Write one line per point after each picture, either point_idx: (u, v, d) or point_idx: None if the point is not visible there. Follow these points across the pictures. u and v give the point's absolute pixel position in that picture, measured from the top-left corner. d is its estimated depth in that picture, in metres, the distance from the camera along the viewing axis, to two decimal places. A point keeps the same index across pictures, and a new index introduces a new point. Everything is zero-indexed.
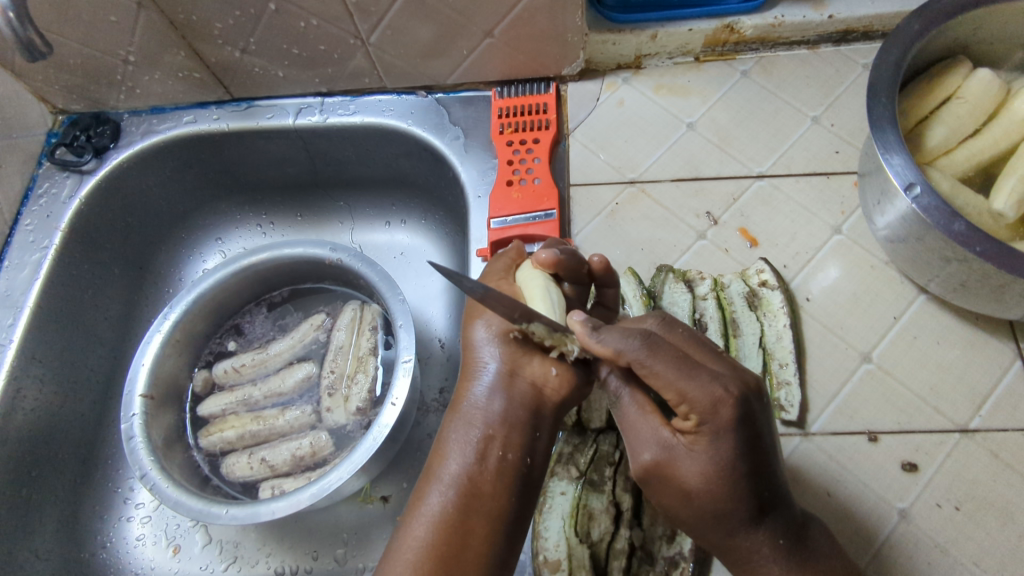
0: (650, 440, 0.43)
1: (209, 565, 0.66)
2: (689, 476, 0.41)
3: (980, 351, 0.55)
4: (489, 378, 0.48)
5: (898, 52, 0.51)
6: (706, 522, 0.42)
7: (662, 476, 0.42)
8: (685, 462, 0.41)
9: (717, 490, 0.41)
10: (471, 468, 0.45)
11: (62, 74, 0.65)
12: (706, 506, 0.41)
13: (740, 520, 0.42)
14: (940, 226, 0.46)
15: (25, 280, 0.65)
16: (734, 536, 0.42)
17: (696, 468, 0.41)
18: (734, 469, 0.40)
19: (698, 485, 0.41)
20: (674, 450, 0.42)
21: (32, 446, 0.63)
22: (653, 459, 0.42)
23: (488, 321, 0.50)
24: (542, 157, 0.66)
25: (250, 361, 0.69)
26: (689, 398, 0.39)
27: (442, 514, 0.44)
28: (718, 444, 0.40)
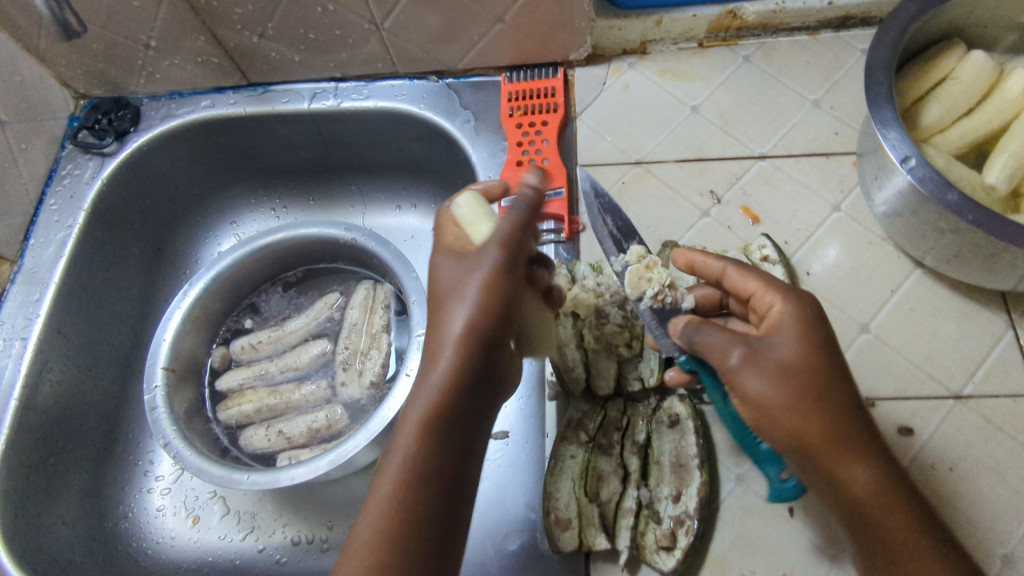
0: (731, 339, 0.44)
1: (227, 535, 0.68)
2: (788, 355, 0.42)
3: (974, 322, 0.57)
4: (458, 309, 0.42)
5: (895, 33, 0.53)
6: (811, 420, 0.40)
7: (751, 365, 0.42)
8: (776, 345, 0.43)
9: (811, 376, 0.41)
10: (430, 457, 0.40)
11: (86, 59, 0.68)
12: (806, 390, 0.41)
13: (839, 417, 0.41)
14: (934, 197, 0.48)
15: (50, 259, 0.67)
16: (840, 438, 0.40)
17: (788, 345, 0.42)
18: (821, 350, 0.42)
19: (792, 361, 0.42)
20: (763, 342, 0.43)
21: (57, 417, 0.65)
22: (741, 356, 0.43)
23: (478, 305, 0.42)
24: (550, 139, 0.68)
25: (267, 338, 0.72)
26: (771, 291, 0.45)
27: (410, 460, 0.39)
28: (801, 318, 0.43)
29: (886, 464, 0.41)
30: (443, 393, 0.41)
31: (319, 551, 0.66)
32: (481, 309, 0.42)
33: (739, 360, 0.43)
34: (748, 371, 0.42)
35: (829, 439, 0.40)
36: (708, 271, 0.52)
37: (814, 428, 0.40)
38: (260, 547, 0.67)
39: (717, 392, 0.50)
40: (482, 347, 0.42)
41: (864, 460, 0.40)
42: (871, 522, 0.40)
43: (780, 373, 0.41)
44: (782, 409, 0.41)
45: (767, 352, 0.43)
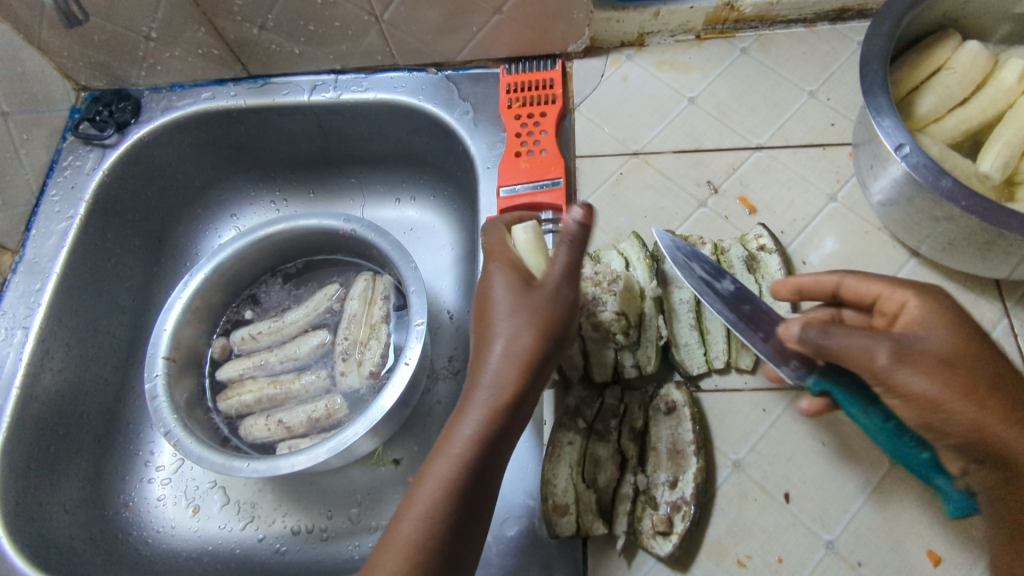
0: (874, 337, 0.41)
1: (227, 524, 0.68)
2: (937, 343, 0.40)
3: (969, 311, 0.57)
4: (502, 340, 0.45)
5: (890, 23, 0.54)
6: (989, 424, 0.39)
7: (905, 364, 0.40)
8: (927, 339, 0.41)
9: (966, 375, 0.40)
10: (474, 470, 0.43)
11: (86, 50, 0.68)
12: (960, 387, 0.39)
13: (1022, 413, 0.39)
14: (929, 183, 0.48)
15: (52, 249, 0.68)
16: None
17: (934, 338, 0.41)
18: (981, 347, 0.41)
19: (949, 356, 0.40)
20: (910, 341, 0.40)
21: (58, 407, 0.65)
22: (877, 351, 0.40)
23: (520, 327, 0.45)
24: (549, 130, 0.68)
25: (267, 328, 0.72)
26: (901, 290, 0.44)
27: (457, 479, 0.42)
28: (942, 310, 0.42)
29: (1010, 476, 0.40)
30: (489, 413, 0.43)
31: (319, 541, 0.67)
32: (521, 327, 0.45)
33: (889, 360, 0.40)
34: (902, 370, 0.39)
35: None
36: (822, 287, 0.51)
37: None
38: (260, 536, 0.67)
39: (854, 407, 0.46)
40: (519, 353, 0.44)
41: (1015, 473, 0.39)
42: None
43: (928, 372, 0.39)
44: (934, 405, 0.39)
45: (907, 348, 0.40)
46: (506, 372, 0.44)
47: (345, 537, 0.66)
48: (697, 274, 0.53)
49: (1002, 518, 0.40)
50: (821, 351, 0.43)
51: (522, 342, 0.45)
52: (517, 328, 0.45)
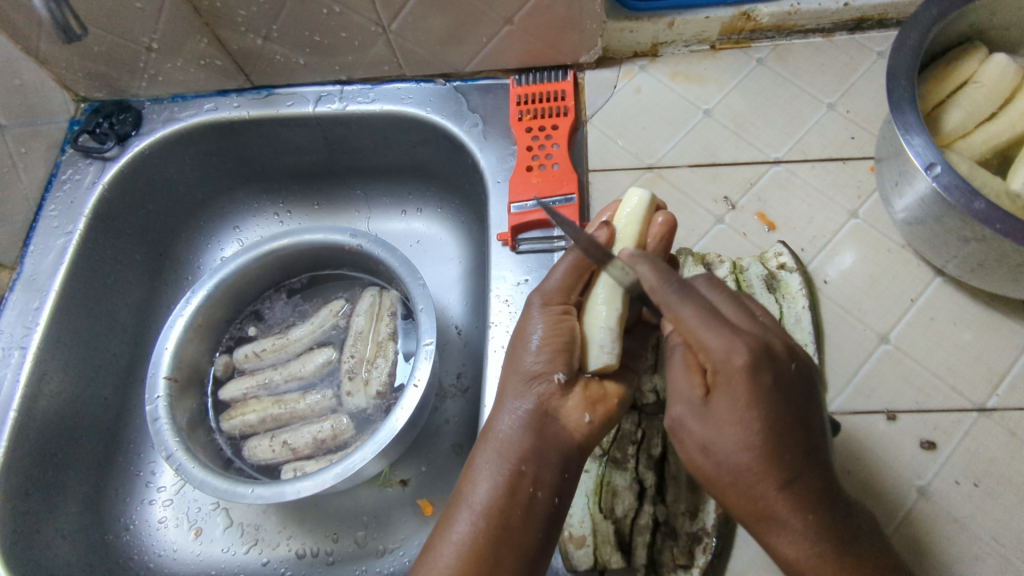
0: (679, 394, 0.43)
1: (231, 548, 0.66)
2: (715, 423, 0.40)
3: (996, 332, 0.55)
4: (522, 410, 0.46)
5: (917, 36, 0.52)
6: (753, 500, 0.40)
7: (684, 430, 0.42)
8: (706, 415, 0.41)
9: (749, 458, 0.39)
10: (500, 498, 0.43)
11: (86, 61, 0.66)
12: (728, 466, 0.40)
13: (755, 490, 0.40)
14: (960, 205, 0.46)
15: (50, 265, 0.66)
16: (763, 513, 0.40)
17: (712, 424, 0.41)
18: (748, 432, 0.39)
19: (714, 438, 0.40)
20: (699, 412, 0.41)
21: (57, 429, 0.63)
22: (684, 417, 0.42)
23: (539, 352, 0.47)
24: (561, 143, 0.66)
25: (271, 345, 0.70)
26: (711, 341, 0.40)
27: (470, 541, 0.42)
28: (740, 390, 0.39)
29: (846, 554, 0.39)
30: (511, 437, 0.45)
31: (325, 565, 0.65)
32: (543, 353, 0.47)
33: (672, 421, 0.43)
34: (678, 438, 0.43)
35: (760, 521, 0.40)
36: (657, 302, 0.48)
37: (737, 504, 0.41)
38: (264, 560, 0.65)
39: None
40: (536, 428, 0.45)
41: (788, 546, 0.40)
42: None
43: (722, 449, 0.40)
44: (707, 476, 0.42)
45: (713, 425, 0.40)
46: (529, 395, 0.46)
47: (352, 561, 0.65)
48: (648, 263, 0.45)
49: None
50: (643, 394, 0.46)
51: (542, 369, 0.47)
52: (535, 356, 0.47)
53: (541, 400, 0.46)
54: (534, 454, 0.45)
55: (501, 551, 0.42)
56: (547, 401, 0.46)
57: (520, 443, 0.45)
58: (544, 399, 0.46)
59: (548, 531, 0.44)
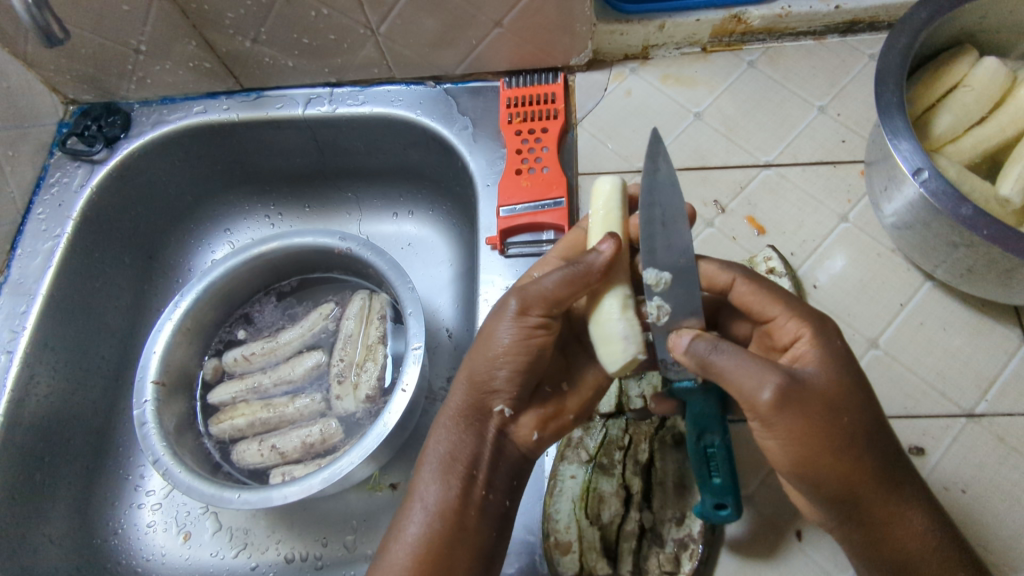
0: (766, 366, 0.40)
1: (219, 552, 0.66)
2: (822, 385, 0.40)
3: (985, 337, 0.55)
4: (475, 419, 0.47)
5: (905, 40, 0.52)
6: (868, 456, 0.40)
7: (793, 402, 0.39)
8: (812, 378, 0.40)
9: (862, 408, 0.41)
10: (453, 503, 0.45)
11: (74, 64, 0.66)
12: (853, 424, 0.40)
13: (876, 449, 0.41)
14: (948, 211, 0.46)
15: (38, 269, 0.66)
16: (887, 473, 0.41)
17: (825, 375, 0.41)
18: (857, 388, 0.41)
19: (836, 397, 0.40)
20: (802, 375, 0.40)
21: (44, 433, 0.63)
22: (787, 385, 0.39)
23: (493, 363, 0.46)
24: (551, 146, 0.66)
25: (260, 349, 0.70)
26: (795, 319, 0.44)
27: (425, 546, 0.43)
28: (833, 346, 0.42)
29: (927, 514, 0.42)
30: (463, 443, 0.46)
31: (313, 569, 0.65)
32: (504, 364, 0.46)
33: (773, 396, 0.39)
34: (781, 415, 0.39)
35: (883, 484, 0.41)
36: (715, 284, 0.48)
37: (863, 467, 0.40)
38: (253, 564, 0.65)
39: (693, 429, 0.47)
40: (488, 440, 0.47)
41: (905, 514, 0.42)
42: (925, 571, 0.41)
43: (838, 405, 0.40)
44: (821, 443, 0.39)
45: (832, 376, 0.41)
46: (480, 406, 0.47)
47: (341, 565, 0.64)
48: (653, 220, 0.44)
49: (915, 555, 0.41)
50: (706, 367, 0.41)
51: (500, 379, 0.47)
52: (494, 367, 0.46)
53: (493, 413, 0.47)
54: (486, 462, 0.47)
55: (457, 554, 0.44)
56: (500, 415, 0.48)
57: (472, 450, 0.46)
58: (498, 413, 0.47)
59: (502, 532, 0.46)
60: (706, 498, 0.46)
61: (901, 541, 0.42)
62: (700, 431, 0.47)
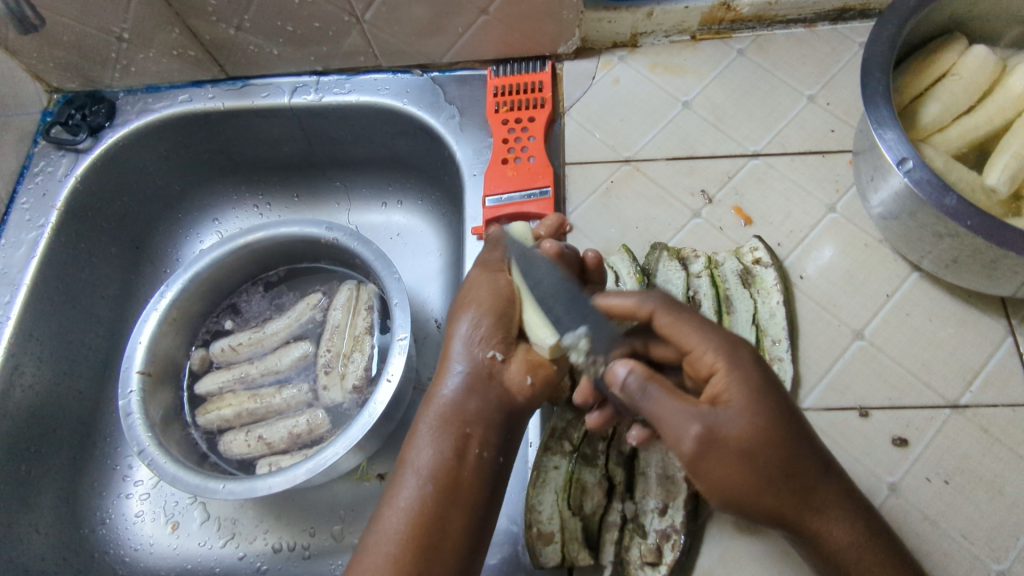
0: (685, 416, 0.41)
1: (207, 542, 0.66)
2: (740, 431, 0.41)
3: (971, 328, 0.55)
4: (459, 373, 0.48)
5: (893, 28, 0.51)
6: (785, 481, 0.42)
7: (717, 447, 0.41)
8: (731, 423, 0.41)
9: (775, 436, 0.42)
10: (448, 464, 0.46)
11: (57, 51, 0.65)
12: (768, 460, 0.41)
13: (793, 467, 0.42)
14: (932, 201, 0.46)
15: (22, 259, 0.65)
16: (812, 496, 0.42)
17: (743, 419, 0.41)
18: (776, 419, 0.42)
19: (750, 441, 0.41)
20: (716, 417, 0.41)
21: (31, 423, 0.63)
22: (713, 428, 0.41)
23: (477, 317, 0.49)
24: (537, 136, 0.66)
25: (247, 340, 0.70)
26: (712, 354, 0.43)
27: (418, 508, 0.44)
28: (751, 378, 0.43)
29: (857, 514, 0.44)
30: (455, 401, 0.47)
31: (301, 559, 0.65)
32: (482, 318, 0.48)
33: (696, 444, 0.41)
34: (701, 463, 0.41)
35: (804, 498, 0.42)
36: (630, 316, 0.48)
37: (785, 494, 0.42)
38: (240, 554, 0.65)
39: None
40: (477, 394, 0.47)
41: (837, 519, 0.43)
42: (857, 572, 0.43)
43: (757, 444, 0.41)
44: (746, 478, 0.41)
45: (747, 417, 0.41)
46: (473, 359, 0.48)
47: (328, 555, 0.64)
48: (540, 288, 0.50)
49: (841, 557, 0.43)
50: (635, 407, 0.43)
51: (483, 331, 0.48)
52: (475, 322, 0.49)
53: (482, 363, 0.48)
54: (477, 416, 0.47)
55: (449, 511, 0.45)
56: (490, 362, 0.48)
57: (466, 409, 0.47)
58: (486, 363, 0.48)
59: (495, 488, 0.47)
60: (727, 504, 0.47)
61: (838, 554, 0.43)
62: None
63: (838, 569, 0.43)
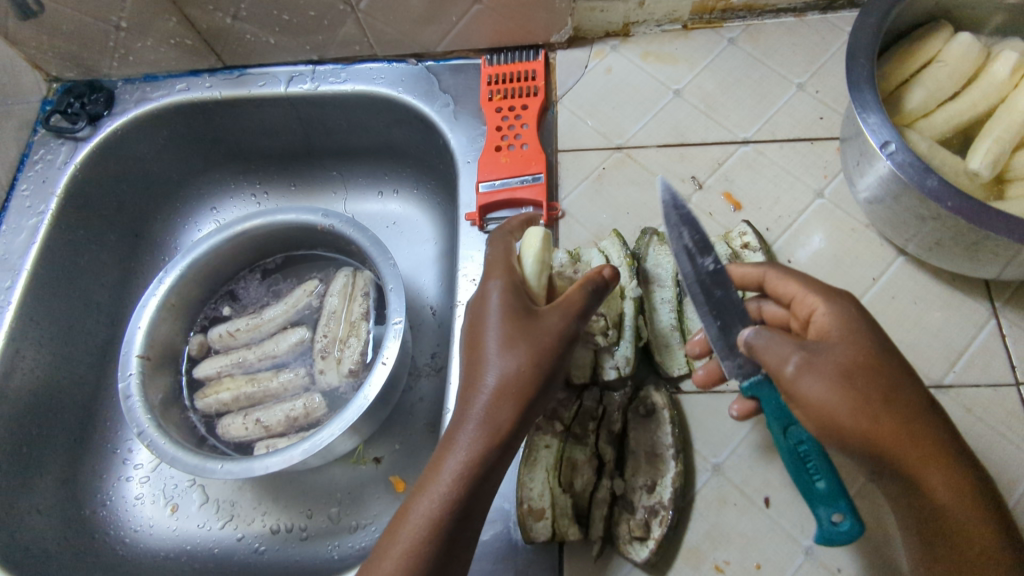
0: (789, 343, 0.42)
1: (206, 524, 0.67)
2: (842, 359, 0.41)
3: (955, 310, 0.56)
4: (497, 342, 0.46)
5: (877, 15, 0.52)
6: (892, 419, 0.40)
7: (816, 372, 0.41)
8: (834, 350, 0.42)
9: (876, 371, 0.41)
10: (493, 432, 0.44)
11: (56, 40, 0.66)
12: (875, 395, 0.40)
13: (901, 410, 0.40)
14: (914, 182, 0.47)
15: (22, 245, 0.66)
16: (923, 445, 0.40)
17: (842, 349, 0.41)
18: (881, 357, 0.42)
19: (853, 366, 0.41)
20: (818, 348, 0.42)
21: (31, 406, 0.64)
22: (812, 357, 0.41)
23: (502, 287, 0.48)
24: (530, 123, 0.66)
25: (245, 325, 0.71)
26: (813, 295, 0.45)
27: (459, 477, 0.43)
28: (850, 321, 0.43)
29: (971, 475, 0.41)
30: (497, 372, 0.45)
31: (298, 540, 0.66)
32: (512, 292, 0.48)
33: (796, 369, 0.41)
34: (805, 383, 0.41)
35: (915, 445, 0.40)
36: (746, 281, 0.51)
37: (892, 434, 0.40)
38: (238, 535, 0.66)
39: (777, 422, 0.45)
40: (520, 354, 0.45)
41: (943, 470, 0.40)
42: (956, 531, 0.40)
43: (857, 373, 0.41)
44: (856, 407, 0.40)
45: (846, 344, 0.42)
46: (507, 327, 0.46)
47: (325, 536, 0.65)
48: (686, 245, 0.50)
49: (948, 513, 0.40)
50: (750, 348, 0.44)
51: (514, 300, 0.47)
52: (509, 296, 0.48)
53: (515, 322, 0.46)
54: (518, 382, 0.44)
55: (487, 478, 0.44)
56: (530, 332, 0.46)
57: (504, 412, 0.44)
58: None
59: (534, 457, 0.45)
60: (818, 511, 0.43)
61: (940, 512, 0.40)
62: (786, 422, 0.45)
63: (937, 525, 0.40)
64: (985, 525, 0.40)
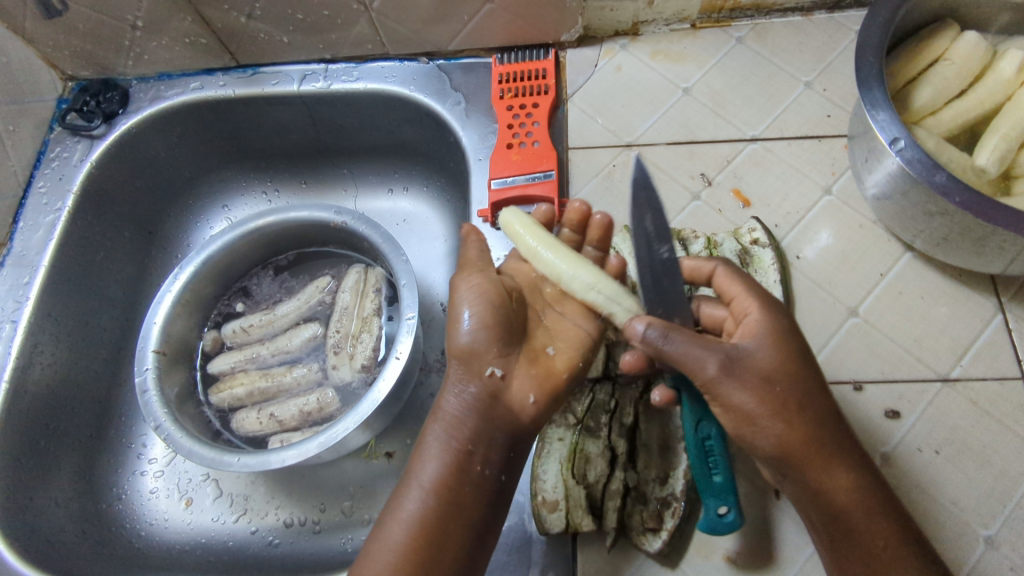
0: (707, 347, 0.43)
1: (220, 517, 0.68)
2: (762, 363, 0.43)
3: (962, 305, 0.57)
4: (466, 390, 0.49)
5: (885, 14, 0.53)
6: (800, 423, 0.42)
7: (738, 380, 0.42)
8: (755, 353, 0.43)
9: (793, 376, 0.43)
10: (450, 475, 0.46)
11: (72, 39, 0.67)
12: (790, 400, 0.42)
13: (810, 413, 0.43)
14: (923, 178, 0.48)
15: (39, 242, 0.67)
16: (823, 447, 0.43)
17: (767, 354, 0.43)
18: (801, 363, 0.44)
19: (772, 372, 0.43)
20: (740, 354, 0.43)
21: (49, 400, 0.65)
22: (731, 361, 0.42)
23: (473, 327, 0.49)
24: (541, 121, 0.67)
25: (258, 321, 0.71)
26: (749, 299, 0.46)
27: (421, 518, 0.45)
28: (777, 326, 0.44)
29: (865, 474, 0.44)
30: (458, 417, 0.48)
31: (311, 533, 0.66)
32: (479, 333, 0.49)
33: (718, 372, 0.42)
34: (726, 386, 0.42)
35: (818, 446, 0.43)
36: (697, 274, 0.51)
37: (798, 437, 0.42)
38: (252, 529, 0.67)
39: (691, 415, 0.47)
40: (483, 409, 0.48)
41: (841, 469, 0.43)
42: (853, 527, 0.43)
43: (775, 376, 0.42)
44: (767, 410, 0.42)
45: (770, 349, 0.43)
46: (472, 377, 0.49)
47: (338, 529, 0.66)
48: (646, 231, 0.49)
49: (845, 509, 0.43)
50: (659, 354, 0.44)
51: (481, 341, 0.49)
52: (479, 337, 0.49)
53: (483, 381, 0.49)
54: (478, 431, 0.48)
55: (450, 523, 0.45)
56: (492, 381, 0.49)
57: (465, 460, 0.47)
58: (486, 380, 0.49)
59: (496, 508, 0.48)
60: (710, 503, 0.46)
61: (837, 508, 0.43)
62: (698, 416, 0.47)
63: (837, 520, 0.43)
64: (879, 521, 0.43)
